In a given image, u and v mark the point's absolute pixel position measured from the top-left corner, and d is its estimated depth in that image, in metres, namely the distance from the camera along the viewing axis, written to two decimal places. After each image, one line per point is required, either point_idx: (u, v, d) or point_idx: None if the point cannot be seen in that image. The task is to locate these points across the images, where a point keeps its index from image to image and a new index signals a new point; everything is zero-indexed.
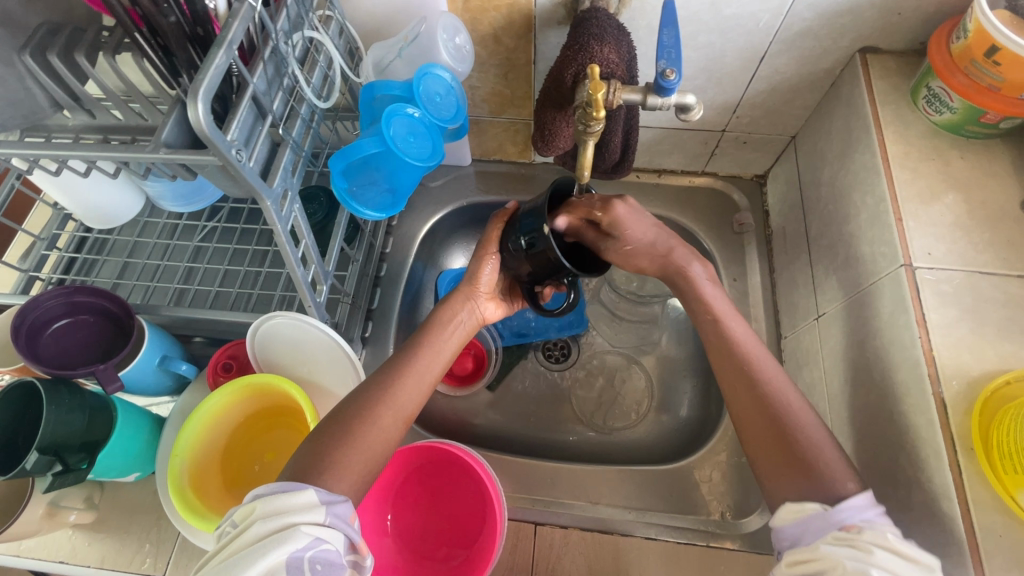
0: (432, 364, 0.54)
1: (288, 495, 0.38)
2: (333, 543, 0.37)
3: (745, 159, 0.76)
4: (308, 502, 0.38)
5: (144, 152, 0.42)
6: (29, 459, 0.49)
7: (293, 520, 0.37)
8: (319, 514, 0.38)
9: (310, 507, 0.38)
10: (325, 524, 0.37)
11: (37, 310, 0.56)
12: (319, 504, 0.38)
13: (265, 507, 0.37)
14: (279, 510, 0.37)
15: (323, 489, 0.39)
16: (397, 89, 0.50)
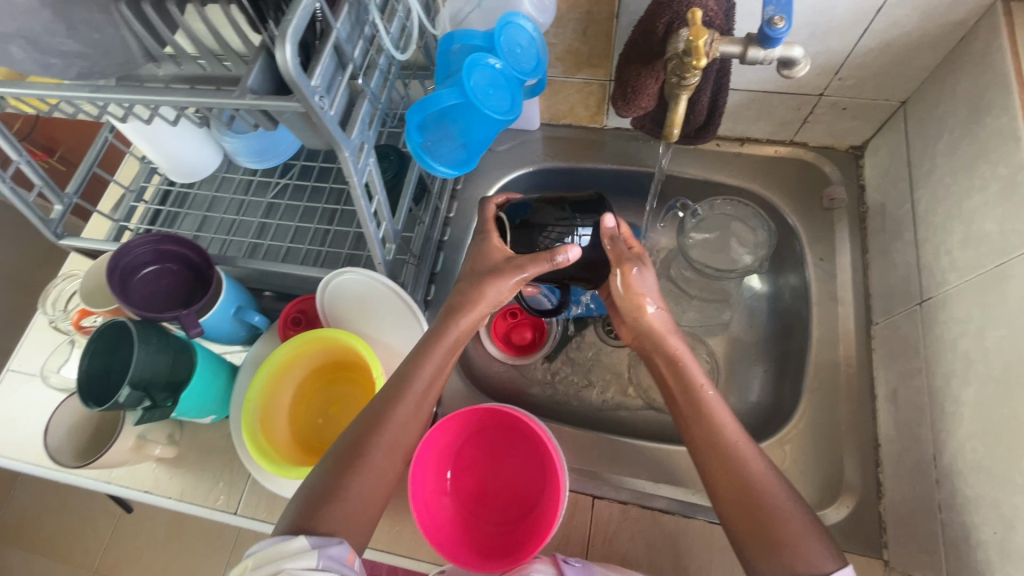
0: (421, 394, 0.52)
1: (282, 543, 0.41)
2: None
3: (842, 128, 0.69)
4: (300, 548, 0.41)
5: (230, 98, 0.43)
6: (122, 393, 0.52)
7: (285, 566, 0.39)
8: (311, 557, 0.40)
9: (302, 551, 0.41)
10: (317, 568, 0.40)
11: (130, 256, 0.59)
12: (311, 549, 0.41)
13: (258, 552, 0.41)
14: (271, 559, 0.40)
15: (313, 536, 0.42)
16: (477, 39, 0.49)
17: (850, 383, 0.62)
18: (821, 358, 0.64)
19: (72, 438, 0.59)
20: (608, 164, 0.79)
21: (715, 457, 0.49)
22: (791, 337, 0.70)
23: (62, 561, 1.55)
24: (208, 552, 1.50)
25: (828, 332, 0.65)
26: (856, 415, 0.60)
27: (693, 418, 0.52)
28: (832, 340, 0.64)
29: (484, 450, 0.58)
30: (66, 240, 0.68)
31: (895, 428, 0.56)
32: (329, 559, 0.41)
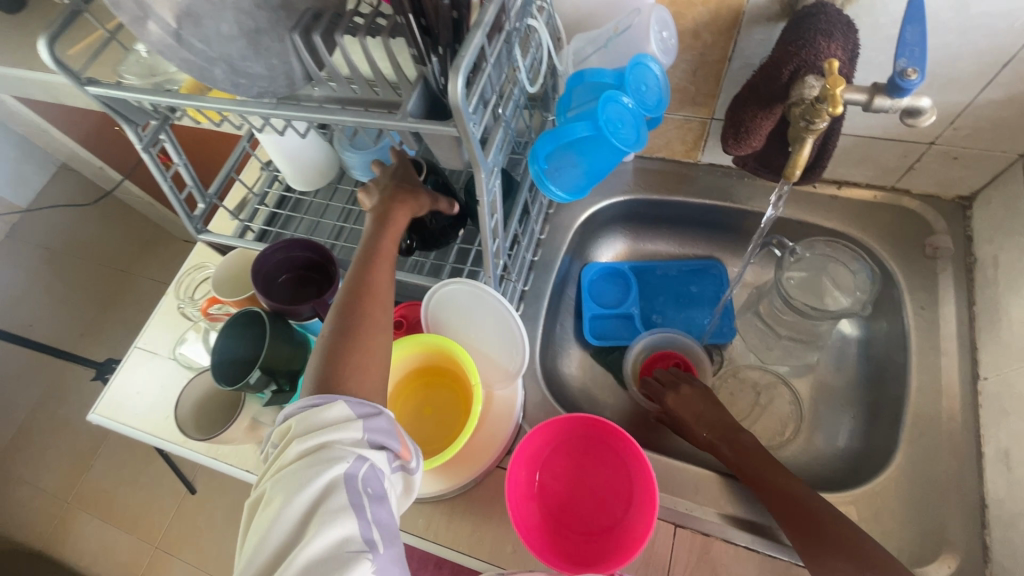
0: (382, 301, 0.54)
1: (321, 411, 0.46)
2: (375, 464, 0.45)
3: (950, 178, 0.68)
4: (342, 418, 0.46)
5: (391, 120, 0.48)
6: (253, 375, 0.58)
7: (330, 437, 0.45)
8: (357, 427, 0.46)
9: (345, 423, 0.45)
10: (361, 442, 0.45)
11: (268, 266, 0.65)
12: (355, 421, 0.46)
13: (307, 421, 0.45)
14: (315, 428, 0.45)
15: (353, 403, 0.47)
16: (608, 77, 0.52)
17: (954, 437, 0.60)
18: (920, 408, 0.62)
19: (196, 412, 0.65)
20: (700, 198, 0.81)
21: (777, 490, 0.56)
22: (886, 385, 0.68)
23: (127, 531, 1.64)
24: None
25: (929, 382, 0.63)
26: (958, 470, 0.58)
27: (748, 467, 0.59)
28: (934, 391, 0.62)
29: (570, 460, 0.60)
30: (205, 235, 0.75)
31: (1004, 488, 0.54)
32: (376, 429, 0.47)
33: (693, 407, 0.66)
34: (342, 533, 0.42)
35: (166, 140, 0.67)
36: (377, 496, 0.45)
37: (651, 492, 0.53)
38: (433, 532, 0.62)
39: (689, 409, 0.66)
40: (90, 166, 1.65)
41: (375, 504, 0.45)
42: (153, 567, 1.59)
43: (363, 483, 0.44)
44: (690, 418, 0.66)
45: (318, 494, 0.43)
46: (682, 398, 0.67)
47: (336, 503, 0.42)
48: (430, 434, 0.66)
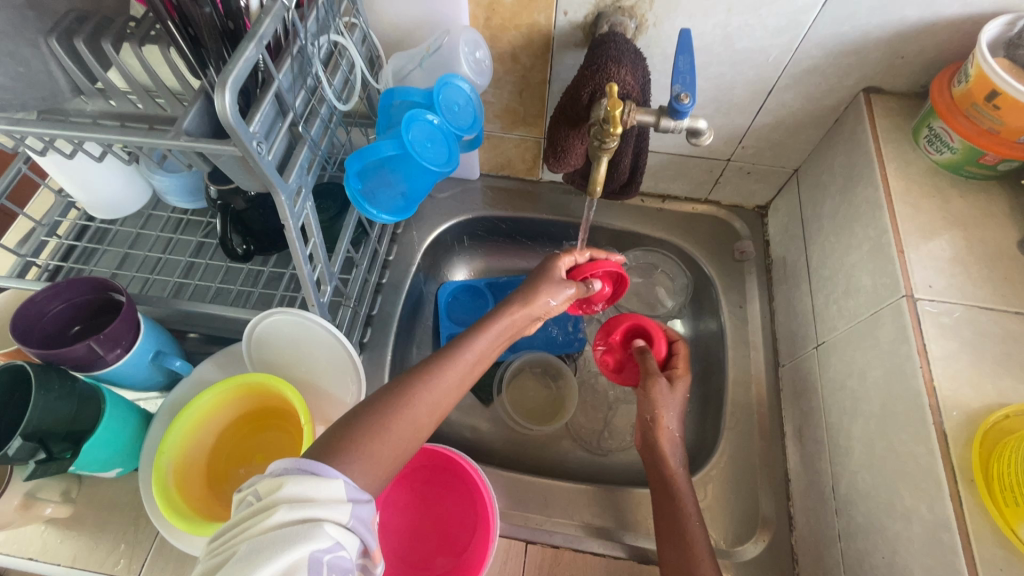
0: (475, 357, 0.52)
1: (318, 481, 0.37)
2: (348, 550, 0.36)
3: (748, 190, 0.78)
4: (335, 495, 0.37)
5: (163, 139, 0.43)
6: (13, 444, 0.47)
7: (317, 513, 0.36)
8: (325, 508, 0.36)
9: (336, 501, 0.37)
10: (346, 527, 0.36)
11: (46, 319, 0.56)
12: (345, 502, 0.37)
13: (294, 489, 0.36)
14: (310, 497, 0.36)
15: (349, 484, 0.38)
16: (416, 96, 0.51)
17: (763, 420, 0.66)
18: (736, 397, 0.69)
19: None
20: (544, 214, 0.83)
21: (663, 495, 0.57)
22: (711, 379, 0.75)
23: None
24: None
25: (742, 373, 0.70)
26: (769, 451, 0.65)
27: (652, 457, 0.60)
28: (746, 381, 0.69)
29: (413, 491, 0.58)
30: None
31: (801, 462, 0.61)
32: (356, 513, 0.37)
33: (669, 406, 0.62)
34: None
35: None
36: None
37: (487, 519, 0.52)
38: None
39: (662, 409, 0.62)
40: None
41: None
42: None
43: (328, 573, 0.34)
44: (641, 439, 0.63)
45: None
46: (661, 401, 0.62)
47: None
48: None
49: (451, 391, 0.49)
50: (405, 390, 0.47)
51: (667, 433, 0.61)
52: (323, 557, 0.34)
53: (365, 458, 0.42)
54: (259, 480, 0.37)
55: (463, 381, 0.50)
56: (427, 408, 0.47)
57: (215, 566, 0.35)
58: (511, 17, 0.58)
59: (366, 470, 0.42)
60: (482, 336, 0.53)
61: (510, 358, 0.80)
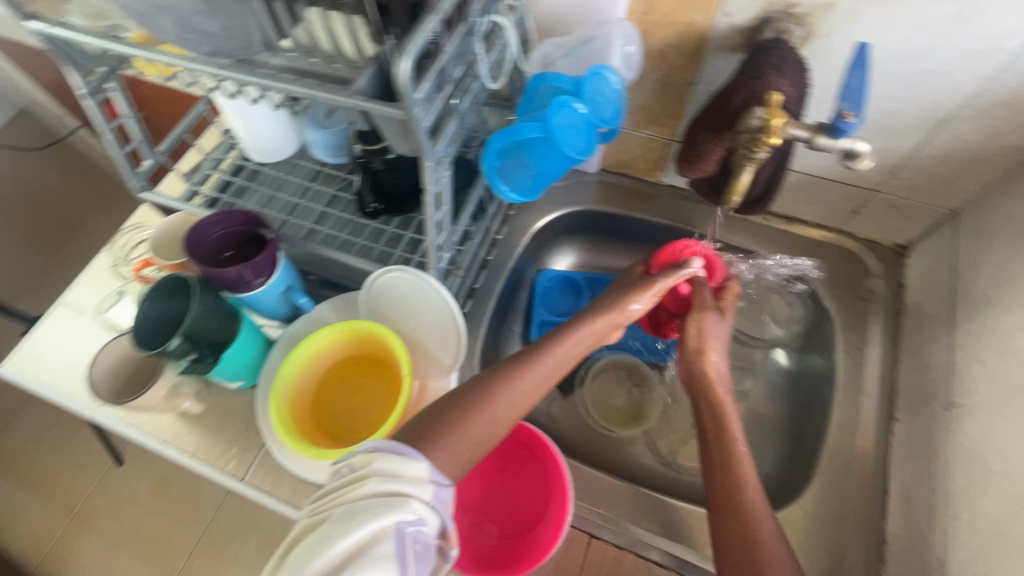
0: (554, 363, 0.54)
1: (404, 461, 0.41)
2: (429, 525, 0.39)
3: (890, 226, 0.72)
4: (419, 476, 0.41)
5: (339, 95, 0.47)
6: (173, 341, 0.55)
7: (404, 489, 0.39)
8: (411, 484, 0.40)
9: (421, 481, 0.40)
10: (429, 505, 0.40)
11: (209, 240, 0.63)
12: (428, 482, 0.41)
13: (385, 465, 0.40)
14: (397, 475, 0.40)
15: (431, 467, 0.42)
16: (566, 84, 0.52)
17: (865, 473, 0.61)
18: (838, 442, 0.64)
19: (112, 374, 0.62)
20: (657, 217, 0.82)
21: (730, 515, 0.51)
22: (809, 419, 0.70)
23: (47, 500, 1.61)
24: (189, 519, 1.56)
25: (848, 418, 0.65)
26: (865, 506, 0.60)
27: (721, 471, 0.54)
28: (852, 428, 0.64)
29: (493, 461, 0.60)
30: (147, 192, 0.73)
31: (905, 527, 0.56)
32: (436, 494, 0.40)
33: (718, 340, 0.61)
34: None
35: (113, 90, 0.66)
36: (420, 564, 0.38)
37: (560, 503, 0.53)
38: None
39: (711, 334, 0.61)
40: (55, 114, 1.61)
41: (420, 562, 0.38)
42: (69, 537, 1.55)
43: (411, 542, 0.37)
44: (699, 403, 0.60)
45: (360, 548, 0.36)
46: (710, 328, 0.61)
47: (383, 553, 0.35)
48: (353, 423, 0.64)
49: (528, 398, 0.52)
50: (483, 389, 0.50)
51: (714, 363, 0.60)
52: (408, 527, 0.37)
53: (447, 449, 0.46)
54: (355, 454, 0.42)
55: (543, 382, 0.53)
56: (504, 407, 0.50)
57: (316, 524, 0.39)
58: (669, 14, 0.58)
59: (450, 460, 0.46)
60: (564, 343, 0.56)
61: (597, 355, 0.81)
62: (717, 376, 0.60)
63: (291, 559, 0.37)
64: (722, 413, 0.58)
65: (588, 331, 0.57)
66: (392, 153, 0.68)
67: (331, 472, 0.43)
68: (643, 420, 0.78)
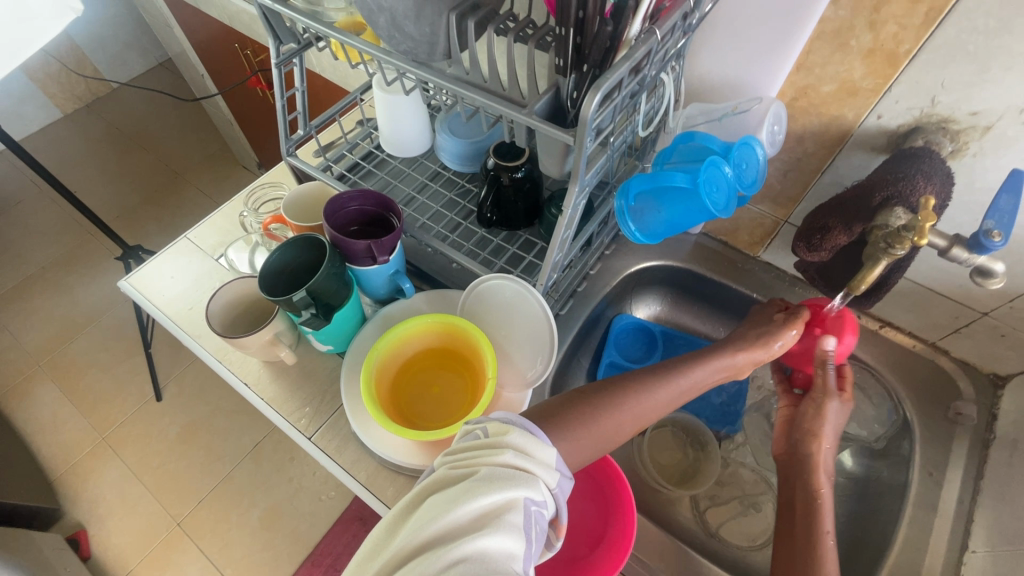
0: (675, 390, 0.60)
1: (535, 443, 0.44)
2: (548, 510, 0.42)
3: (991, 353, 0.71)
4: (546, 461, 0.44)
5: (516, 112, 0.52)
6: (298, 294, 0.59)
7: (533, 469, 0.43)
8: (541, 467, 0.43)
9: (547, 466, 0.43)
10: (551, 489, 0.43)
11: (342, 213, 0.68)
12: (553, 469, 0.44)
13: (518, 440, 0.44)
14: (529, 453, 0.43)
15: (557, 457, 0.45)
16: (715, 147, 0.56)
17: None
18: (903, 558, 0.62)
19: (226, 311, 0.68)
20: (748, 289, 0.83)
21: None
22: (870, 526, 0.68)
23: (84, 415, 1.69)
24: (204, 468, 1.60)
25: (918, 536, 0.63)
26: None
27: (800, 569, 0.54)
28: (920, 547, 0.62)
29: None
30: (293, 159, 0.80)
31: None
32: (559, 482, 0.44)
33: (829, 429, 0.62)
34: (507, 551, 0.37)
35: (296, 64, 0.72)
36: (538, 544, 0.40)
37: (626, 522, 0.55)
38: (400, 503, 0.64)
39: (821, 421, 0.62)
40: (195, 72, 1.77)
41: (539, 543, 0.40)
42: (91, 456, 1.62)
43: (535, 521, 0.40)
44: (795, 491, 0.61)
45: (496, 511, 0.39)
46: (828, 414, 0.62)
47: (516, 521, 0.38)
48: (425, 410, 0.67)
49: (650, 412, 0.57)
50: (615, 399, 0.55)
51: (822, 452, 0.61)
52: (536, 504, 0.40)
53: (572, 440, 0.50)
54: (488, 423, 0.46)
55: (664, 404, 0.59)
56: (629, 417, 0.55)
57: (450, 478, 0.42)
58: (819, 104, 0.61)
59: (573, 451, 0.50)
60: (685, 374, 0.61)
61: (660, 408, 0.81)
62: (823, 467, 0.61)
63: (430, 503, 0.41)
64: (814, 512, 0.58)
65: (723, 364, 0.64)
66: (519, 173, 0.72)
67: (463, 436, 0.46)
68: (694, 485, 0.77)
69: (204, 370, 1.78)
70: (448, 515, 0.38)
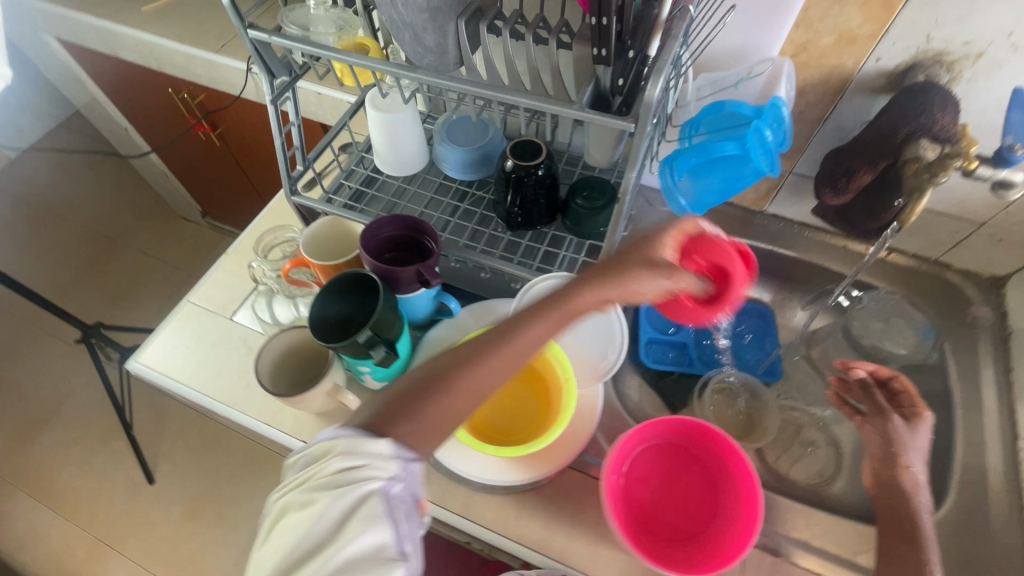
0: (515, 354, 0.52)
1: (365, 441, 0.45)
2: (408, 494, 0.45)
3: (989, 259, 0.78)
4: (384, 452, 0.45)
5: (565, 108, 0.52)
6: (361, 334, 0.57)
7: (372, 466, 0.44)
8: (387, 462, 0.45)
9: (387, 457, 0.45)
10: (400, 477, 0.45)
11: (376, 241, 0.66)
12: (393, 457, 0.45)
13: (344, 446, 0.45)
14: (358, 452, 0.44)
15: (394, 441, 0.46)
16: (747, 110, 0.58)
17: (997, 489, 0.65)
18: (967, 459, 0.68)
19: (273, 368, 0.64)
20: (764, 243, 0.87)
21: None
22: None
23: (68, 517, 1.54)
24: (218, 541, 1.50)
25: (973, 436, 0.69)
26: (1003, 519, 0.63)
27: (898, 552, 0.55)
28: (978, 445, 0.68)
29: (656, 465, 0.62)
30: (298, 197, 0.76)
31: None
32: (407, 472, 0.46)
33: (915, 450, 0.61)
34: (375, 544, 0.42)
35: (289, 97, 0.68)
36: (409, 522, 0.45)
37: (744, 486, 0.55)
38: (502, 524, 0.62)
39: (905, 446, 0.61)
40: (115, 126, 1.62)
41: (409, 521, 0.45)
42: (89, 560, 1.47)
43: (398, 505, 0.44)
44: (885, 504, 0.60)
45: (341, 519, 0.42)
46: (898, 437, 0.62)
47: (377, 513, 0.43)
48: (503, 425, 0.65)
49: (472, 383, 0.51)
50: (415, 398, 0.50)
51: (912, 471, 0.60)
52: (392, 497, 0.44)
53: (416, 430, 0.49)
54: (316, 441, 0.47)
55: (511, 359, 0.52)
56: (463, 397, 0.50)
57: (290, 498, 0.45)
58: (819, 57, 0.64)
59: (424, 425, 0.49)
60: (521, 332, 0.52)
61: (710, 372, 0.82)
62: (914, 483, 0.59)
63: (286, 522, 0.44)
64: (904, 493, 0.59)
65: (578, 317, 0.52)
66: (540, 170, 0.72)
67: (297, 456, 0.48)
68: (759, 438, 0.78)
69: (194, 439, 1.66)
70: (310, 530, 0.42)
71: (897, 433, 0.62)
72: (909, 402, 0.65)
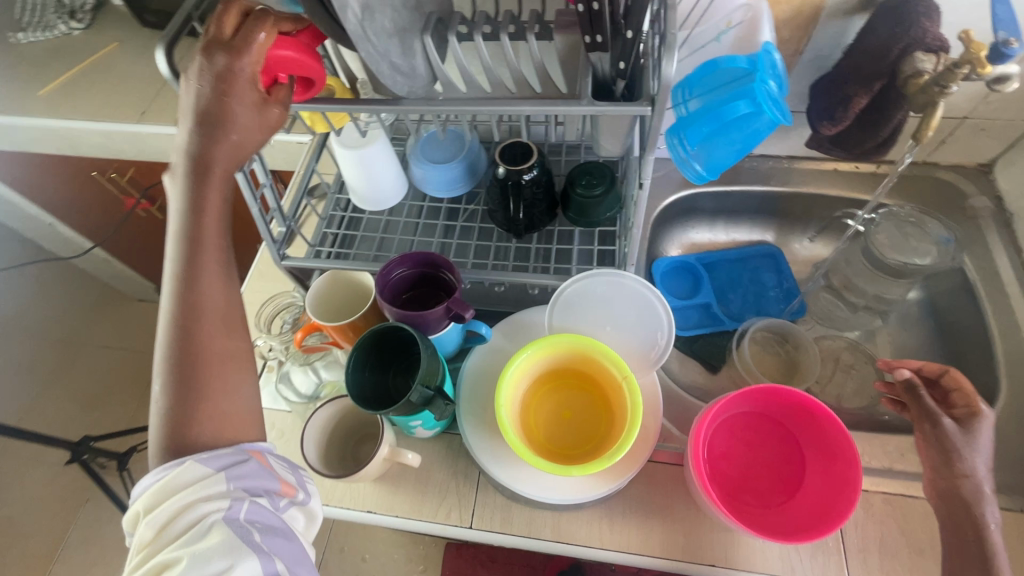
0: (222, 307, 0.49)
1: (180, 472, 0.43)
2: (250, 504, 0.45)
3: (974, 148, 0.80)
4: (198, 475, 0.44)
5: (570, 106, 0.49)
6: (413, 391, 0.53)
7: (191, 502, 0.43)
8: (221, 482, 0.44)
9: (203, 480, 0.43)
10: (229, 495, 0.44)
11: (391, 284, 0.62)
12: (214, 474, 0.44)
13: (168, 490, 0.43)
14: (174, 492, 0.43)
15: (210, 456, 0.44)
16: (742, 62, 0.54)
17: None
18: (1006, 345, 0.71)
19: (321, 447, 0.61)
20: (759, 185, 0.87)
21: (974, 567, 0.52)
22: (959, 334, 0.76)
23: None
24: None
25: (1005, 322, 0.72)
26: None
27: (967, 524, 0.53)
28: (1013, 329, 0.71)
29: (734, 437, 0.61)
30: (289, 260, 0.71)
31: None
32: (246, 476, 0.45)
33: (976, 453, 0.54)
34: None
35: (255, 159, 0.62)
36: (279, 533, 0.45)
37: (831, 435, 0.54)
38: (600, 538, 0.61)
39: (962, 451, 0.54)
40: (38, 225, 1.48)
41: (269, 536, 0.44)
42: None
43: (246, 526, 0.44)
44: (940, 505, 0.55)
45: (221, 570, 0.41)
46: (956, 444, 0.54)
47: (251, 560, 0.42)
48: (572, 440, 0.62)
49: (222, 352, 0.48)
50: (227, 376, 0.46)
51: (975, 469, 0.54)
52: (239, 519, 0.44)
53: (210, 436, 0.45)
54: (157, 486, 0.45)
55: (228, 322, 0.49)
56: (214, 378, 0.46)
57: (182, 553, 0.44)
58: None
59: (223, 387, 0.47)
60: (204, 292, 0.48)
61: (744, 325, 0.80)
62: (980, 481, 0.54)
63: None
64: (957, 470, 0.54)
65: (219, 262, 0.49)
66: (534, 171, 0.68)
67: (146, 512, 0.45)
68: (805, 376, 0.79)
69: None
70: None
71: (951, 439, 0.54)
72: (963, 399, 0.57)
